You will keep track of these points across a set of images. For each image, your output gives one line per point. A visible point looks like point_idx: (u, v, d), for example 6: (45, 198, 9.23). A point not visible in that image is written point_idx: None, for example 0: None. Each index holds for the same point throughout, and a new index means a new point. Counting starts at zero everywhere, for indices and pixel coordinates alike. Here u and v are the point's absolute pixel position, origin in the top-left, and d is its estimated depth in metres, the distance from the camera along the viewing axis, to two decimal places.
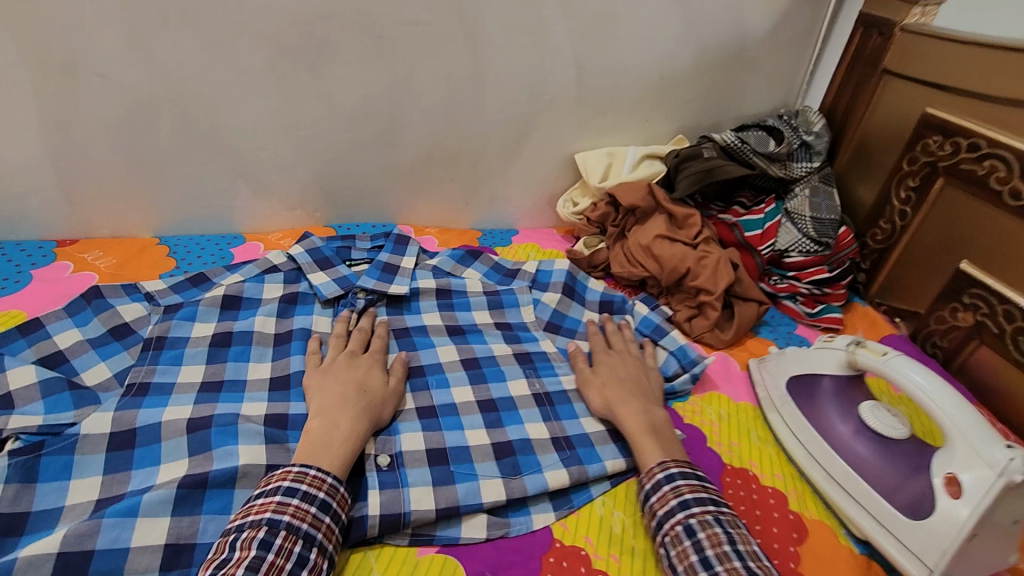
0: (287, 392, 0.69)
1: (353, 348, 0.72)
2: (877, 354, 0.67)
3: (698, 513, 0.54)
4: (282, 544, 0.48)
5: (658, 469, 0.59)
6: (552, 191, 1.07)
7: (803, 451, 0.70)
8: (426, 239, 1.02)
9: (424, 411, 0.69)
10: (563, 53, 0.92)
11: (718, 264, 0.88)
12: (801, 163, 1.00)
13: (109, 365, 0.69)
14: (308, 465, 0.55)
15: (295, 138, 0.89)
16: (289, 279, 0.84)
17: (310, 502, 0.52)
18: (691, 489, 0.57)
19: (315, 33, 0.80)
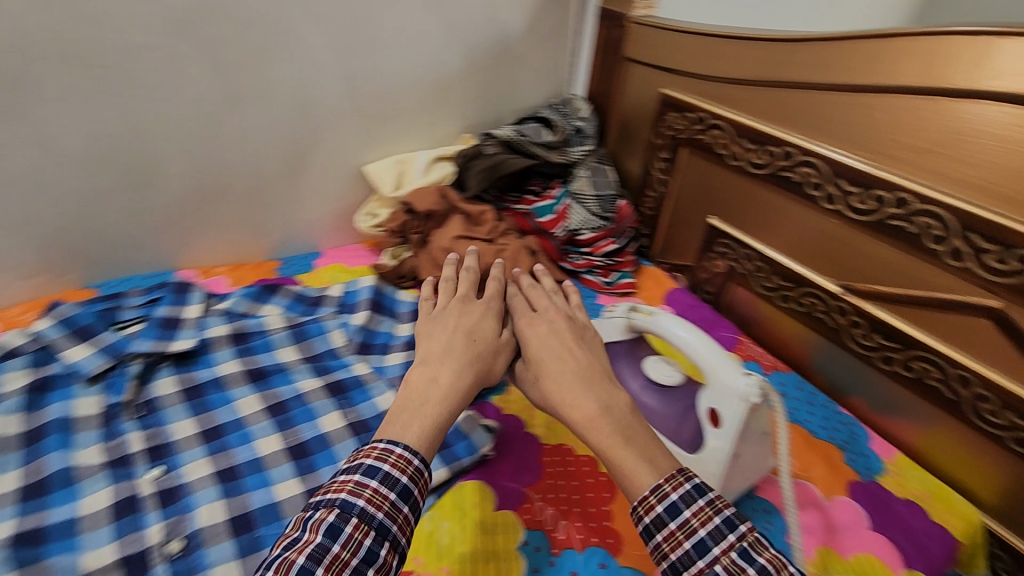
0: (43, 500, 0.59)
1: (462, 292, 0.80)
2: (646, 316, 0.75)
3: (721, 555, 0.47)
4: (352, 534, 0.47)
5: (654, 498, 0.51)
6: (349, 206, 1.04)
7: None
8: (215, 280, 0.93)
9: (222, 475, 0.63)
10: (327, 66, 0.89)
11: (516, 255, 0.93)
12: (577, 147, 1.09)
13: None
14: (394, 444, 0.54)
15: (13, 194, 0.75)
16: (36, 361, 0.72)
17: (389, 487, 0.51)
18: (703, 521, 0.49)
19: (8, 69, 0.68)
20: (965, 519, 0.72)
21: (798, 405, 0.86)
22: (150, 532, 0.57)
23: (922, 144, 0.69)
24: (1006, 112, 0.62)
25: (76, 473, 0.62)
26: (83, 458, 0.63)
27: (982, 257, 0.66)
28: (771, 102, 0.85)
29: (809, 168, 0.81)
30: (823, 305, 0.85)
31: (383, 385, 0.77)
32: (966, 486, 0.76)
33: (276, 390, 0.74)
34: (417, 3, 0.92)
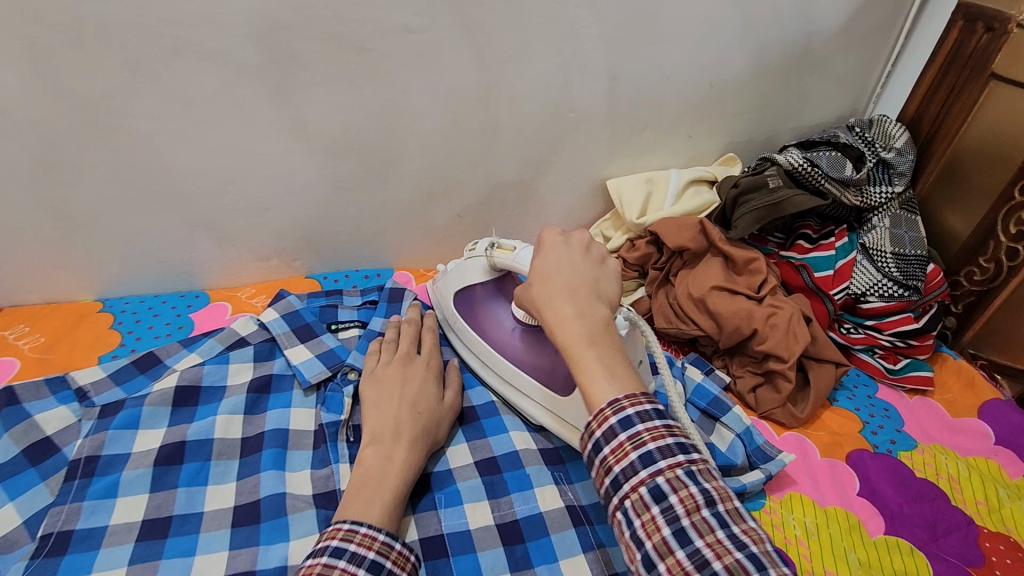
0: (255, 529, 0.54)
1: (404, 352, 0.67)
2: (507, 252, 0.66)
3: (664, 468, 0.43)
4: None
5: (609, 411, 0.45)
6: (577, 222, 0.90)
7: (468, 347, 0.72)
8: (430, 286, 0.86)
9: (430, 545, 0.55)
10: (593, 62, 0.74)
11: (791, 324, 0.72)
12: (879, 187, 0.83)
13: (21, 507, 0.53)
14: (357, 523, 0.49)
15: (261, 180, 0.72)
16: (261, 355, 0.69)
17: (357, 565, 0.46)
18: (654, 437, 0.44)
19: (279, 49, 0.62)
20: None
21: None
22: None
23: None
24: None
25: (287, 505, 0.56)
26: (294, 486, 0.58)
27: None
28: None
29: None
30: None
31: None
32: None
33: (487, 439, 0.65)
34: None
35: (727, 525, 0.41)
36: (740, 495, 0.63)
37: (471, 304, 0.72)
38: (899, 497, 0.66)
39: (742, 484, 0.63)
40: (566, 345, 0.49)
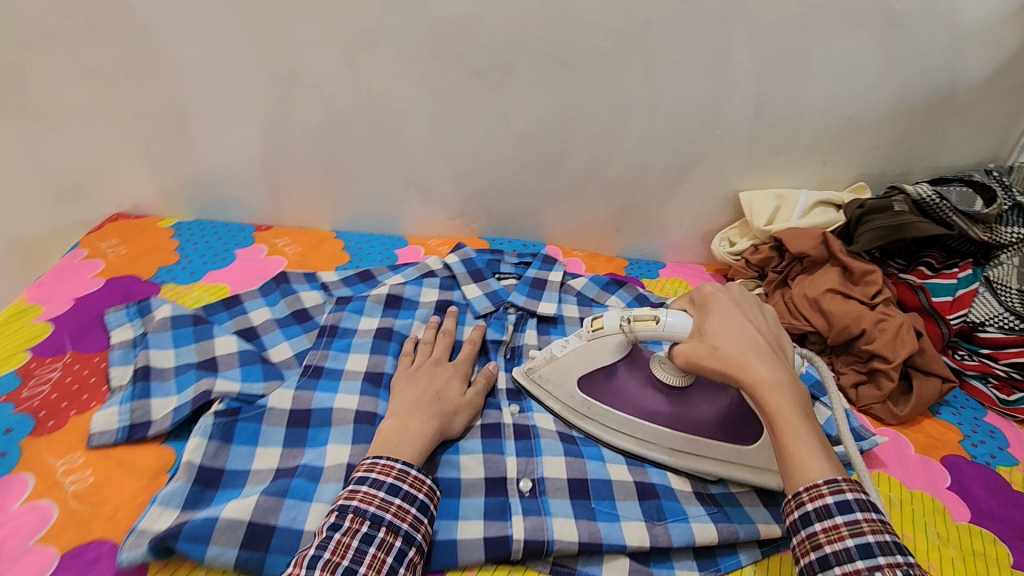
0: None
1: (436, 356, 0.75)
2: (650, 323, 0.62)
3: (886, 567, 0.44)
4: (349, 526, 0.52)
5: (825, 488, 0.48)
6: (707, 227, 1.04)
7: (605, 426, 0.70)
8: (574, 261, 1.03)
9: (564, 434, 0.71)
10: (744, 89, 0.88)
11: (900, 331, 0.80)
12: (1011, 227, 0.87)
13: (291, 345, 0.77)
14: (378, 456, 0.58)
15: (465, 155, 0.93)
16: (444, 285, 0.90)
17: (377, 488, 0.54)
18: (874, 529, 0.46)
19: (502, 57, 0.83)
20: None
21: None
22: (508, 463, 0.66)
23: None
24: None
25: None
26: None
27: None
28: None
29: None
30: None
31: None
32: None
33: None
34: (866, 37, 0.84)
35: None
36: None
37: (601, 385, 0.69)
38: (990, 499, 0.71)
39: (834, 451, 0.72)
40: (777, 411, 0.52)
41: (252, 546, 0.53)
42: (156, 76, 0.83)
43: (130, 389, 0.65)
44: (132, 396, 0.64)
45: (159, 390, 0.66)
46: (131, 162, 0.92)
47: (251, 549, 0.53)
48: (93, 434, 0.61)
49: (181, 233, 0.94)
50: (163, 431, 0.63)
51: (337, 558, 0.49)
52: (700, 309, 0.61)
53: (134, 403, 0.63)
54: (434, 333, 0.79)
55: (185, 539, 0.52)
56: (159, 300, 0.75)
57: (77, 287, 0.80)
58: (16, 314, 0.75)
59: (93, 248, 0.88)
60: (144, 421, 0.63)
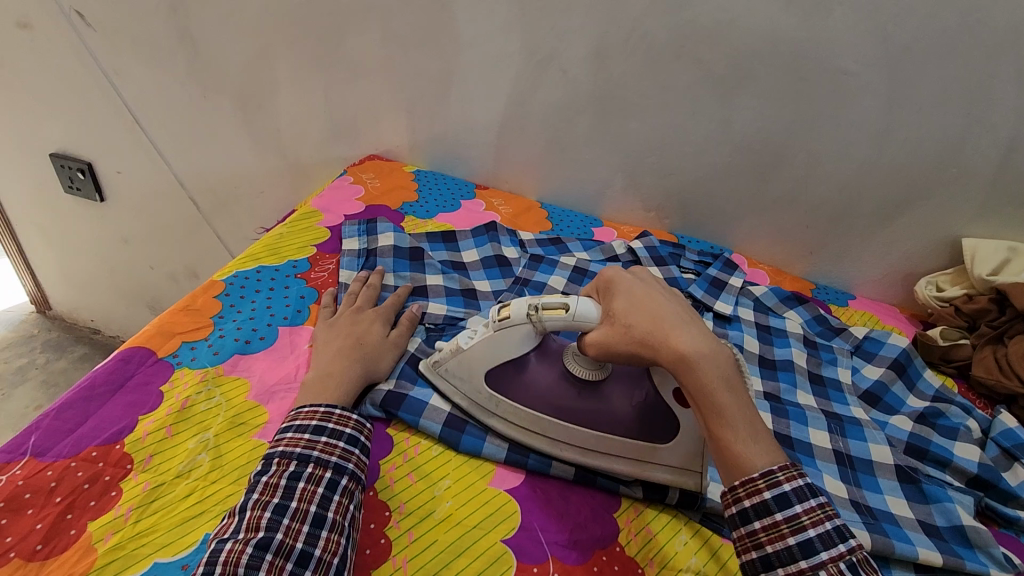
0: None
1: (359, 304, 0.74)
2: (559, 312, 0.61)
3: (827, 562, 0.46)
4: (275, 466, 0.53)
5: (761, 484, 0.49)
6: (912, 268, 0.99)
7: (549, 441, 0.63)
8: (758, 273, 1.04)
9: None
10: (996, 130, 0.84)
11: None
12: None
13: (490, 283, 0.88)
14: (302, 406, 0.59)
15: (677, 153, 1.00)
16: None
17: (302, 432, 0.56)
18: (812, 522, 0.48)
19: (742, 66, 0.89)
20: None
21: None
22: None
23: None
24: None
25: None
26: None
27: None
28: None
29: None
30: None
31: (881, 436, 0.73)
32: None
33: (778, 383, 0.81)
34: None
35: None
36: (1008, 521, 0.67)
37: (510, 386, 0.65)
38: None
39: (1014, 512, 0.67)
40: (706, 395, 0.52)
41: (451, 426, 0.64)
42: (439, 46, 1.01)
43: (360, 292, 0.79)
44: None
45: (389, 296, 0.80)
46: (396, 114, 1.12)
47: (450, 428, 0.64)
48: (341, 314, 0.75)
49: (419, 179, 1.12)
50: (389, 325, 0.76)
51: (266, 497, 0.51)
52: (607, 294, 0.61)
53: None
54: (359, 285, 0.78)
55: (405, 410, 0.64)
56: (382, 225, 0.90)
57: (346, 206, 0.99)
58: (306, 215, 0.95)
59: (357, 177, 1.09)
60: None
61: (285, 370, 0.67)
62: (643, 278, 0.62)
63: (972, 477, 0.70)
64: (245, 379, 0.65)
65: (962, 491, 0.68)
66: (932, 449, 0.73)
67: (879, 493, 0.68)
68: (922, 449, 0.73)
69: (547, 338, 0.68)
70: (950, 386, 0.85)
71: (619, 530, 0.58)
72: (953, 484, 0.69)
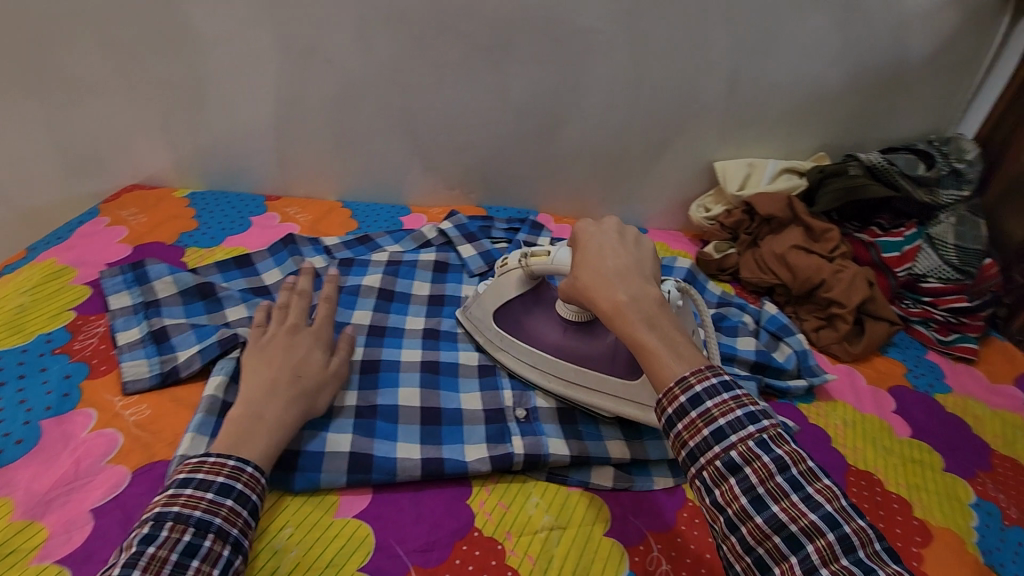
0: (437, 342, 0.78)
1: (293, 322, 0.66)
2: (543, 257, 0.68)
3: (737, 442, 0.46)
4: (167, 534, 0.44)
5: (677, 390, 0.48)
6: (686, 195, 1.14)
7: (541, 373, 0.70)
8: (563, 227, 1.11)
9: None
10: (719, 66, 0.98)
11: (854, 280, 0.91)
12: (949, 190, 0.99)
13: None
14: (206, 454, 0.50)
15: (465, 127, 1.01)
16: (441, 251, 0.94)
17: (203, 490, 0.48)
18: (723, 412, 0.47)
19: (503, 35, 0.91)
20: None
21: None
22: (504, 395, 0.71)
23: None
24: None
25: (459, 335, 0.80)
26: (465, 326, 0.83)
27: None
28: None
29: None
30: None
31: None
32: None
33: None
34: (823, 20, 0.94)
35: (801, 487, 0.44)
36: (783, 392, 0.83)
37: (533, 325, 0.72)
38: (928, 420, 0.82)
39: (787, 385, 0.82)
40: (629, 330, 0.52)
41: (283, 467, 0.58)
42: (178, 50, 0.89)
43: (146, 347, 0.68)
44: (156, 352, 0.68)
45: (180, 342, 0.69)
46: (147, 133, 0.97)
47: (282, 470, 0.58)
48: (126, 381, 0.65)
49: (196, 203, 0.99)
50: (195, 371, 0.66)
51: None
52: (574, 247, 0.64)
53: (161, 357, 0.68)
54: (289, 292, 0.70)
55: None
56: (154, 267, 0.77)
57: (106, 252, 0.85)
58: (53, 274, 0.79)
59: (115, 216, 0.93)
60: (173, 368, 0.66)
61: (59, 470, 0.56)
62: (606, 232, 0.62)
63: (753, 364, 0.84)
64: (6, 498, 0.54)
65: (747, 379, 0.81)
66: (722, 350, 0.85)
67: None
68: None
69: (547, 287, 0.75)
70: (728, 291, 1.00)
71: (475, 513, 0.59)
72: (741, 375, 0.82)
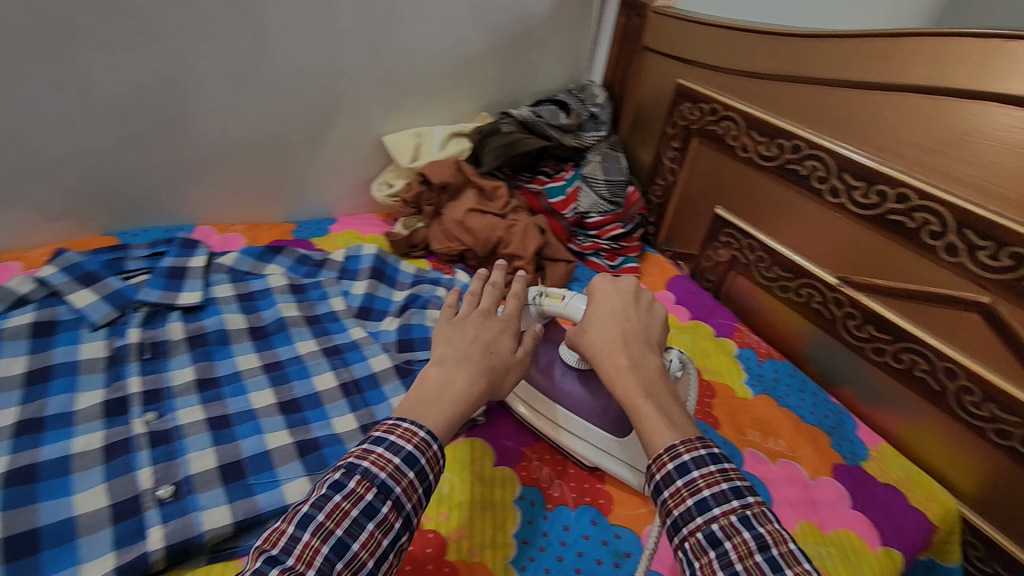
0: (39, 436, 0.60)
1: (486, 305, 0.65)
2: (557, 299, 0.69)
3: (719, 516, 0.43)
4: (323, 521, 0.43)
5: (666, 456, 0.47)
6: (365, 175, 1.07)
7: (552, 428, 0.69)
8: (233, 237, 0.95)
9: (213, 422, 0.64)
10: (354, 36, 0.92)
11: (526, 230, 0.96)
12: (590, 133, 1.11)
13: None
14: (399, 419, 0.50)
15: (55, 140, 0.79)
16: (42, 308, 0.72)
17: (393, 453, 0.47)
18: (708, 483, 0.45)
19: (57, 16, 0.72)
20: (941, 505, 0.75)
21: (790, 391, 0.87)
22: (142, 476, 0.57)
23: (923, 143, 0.71)
24: (1010, 113, 0.63)
25: (77, 415, 0.62)
26: (85, 400, 0.64)
27: (977, 254, 0.68)
28: (794, 98, 0.85)
29: (816, 161, 0.82)
30: (820, 296, 0.87)
31: (377, 348, 0.78)
32: (945, 476, 0.78)
33: (275, 350, 0.76)
34: None
35: (783, 571, 0.40)
36: None
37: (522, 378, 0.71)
38: None
39: None
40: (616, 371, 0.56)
41: None
42: None
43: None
44: None
45: None
46: None
47: None
48: None
49: None
50: None
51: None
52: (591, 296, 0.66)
53: None
54: (482, 282, 0.68)
55: None
56: None
57: None
58: None
59: None
60: None
61: None
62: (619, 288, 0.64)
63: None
64: None
65: None
66: (415, 333, 0.81)
67: (384, 401, 0.72)
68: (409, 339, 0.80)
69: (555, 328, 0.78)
70: (423, 267, 0.97)
71: None
72: None
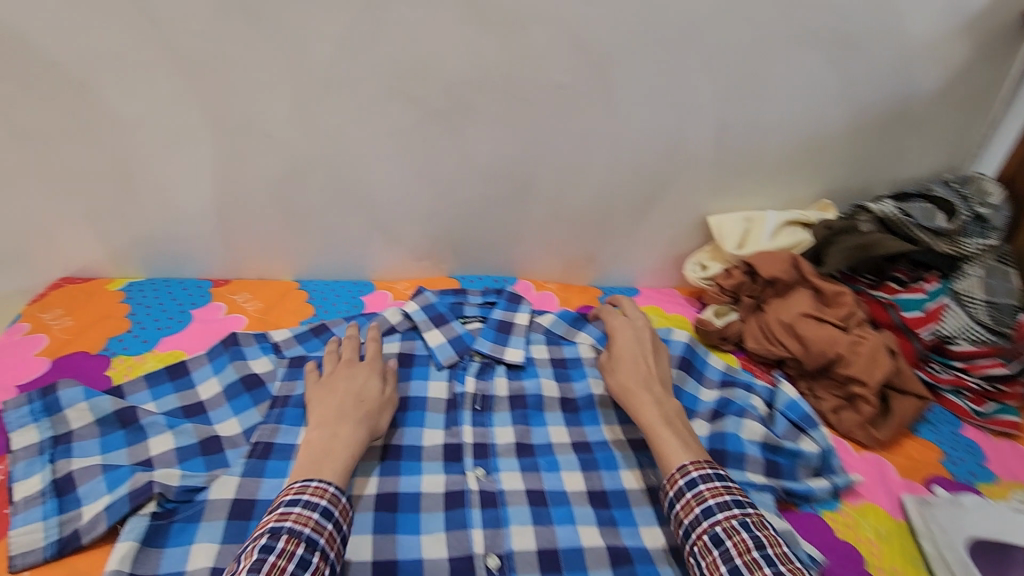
0: (397, 464, 0.69)
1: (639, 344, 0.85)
2: None
3: (722, 519, 0.58)
4: (284, 547, 0.52)
5: (694, 501, 0.61)
6: (679, 251, 1.02)
7: None
8: (547, 295, 1.01)
9: (533, 496, 0.68)
10: (705, 115, 0.87)
11: (875, 352, 0.80)
12: (974, 239, 0.88)
13: (240, 419, 0.72)
14: (309, 478, 0.58)
15: (443, 193, 0.91)
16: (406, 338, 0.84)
17: (311, 510, 0.55)
18: (727, 512, 0.59)
19: (460, 97, 0.82)
20: None
21: None
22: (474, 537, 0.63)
23: None
24: None
25: (423, 452, 0.71)
26: (429, 438, 0.73)
27: None
28: None
29: None
30: None
31: None
32: None
33: (583, 428, 0.77)
34: (820, 59, 0.83)
35: (774, 565, 0.54)
36: (805, 499, 0.72)
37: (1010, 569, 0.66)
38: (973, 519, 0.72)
39: (807, 488, 0.72)
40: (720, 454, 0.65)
41: None
42: (96, 134, 0.80)
43: (44, 505, 0.60)
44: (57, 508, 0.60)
45: (88, 493, 0.61)
46: (73, 222, 0.87)
47: None
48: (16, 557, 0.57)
49: (131, 296, 0.89)
50: (98, 534, 0.59)
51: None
52: None
53: (61, 515, 0.59)
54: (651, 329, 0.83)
55: None
56: (68, 389, 0.67)
57: (19, 372, 0.75)
58: None
59: (35, 321, 0.82)
60: (73, 531, 0.59)
61: None
62: None
63: (765, 463, 0.73)
64: None
65: (761, 488, 0.71)
66: (729, 447, 0.74)
67: None
68: (721, 451, 0.74)
69: None
70: (733, 364, 0.89)
71: None
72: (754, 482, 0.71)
